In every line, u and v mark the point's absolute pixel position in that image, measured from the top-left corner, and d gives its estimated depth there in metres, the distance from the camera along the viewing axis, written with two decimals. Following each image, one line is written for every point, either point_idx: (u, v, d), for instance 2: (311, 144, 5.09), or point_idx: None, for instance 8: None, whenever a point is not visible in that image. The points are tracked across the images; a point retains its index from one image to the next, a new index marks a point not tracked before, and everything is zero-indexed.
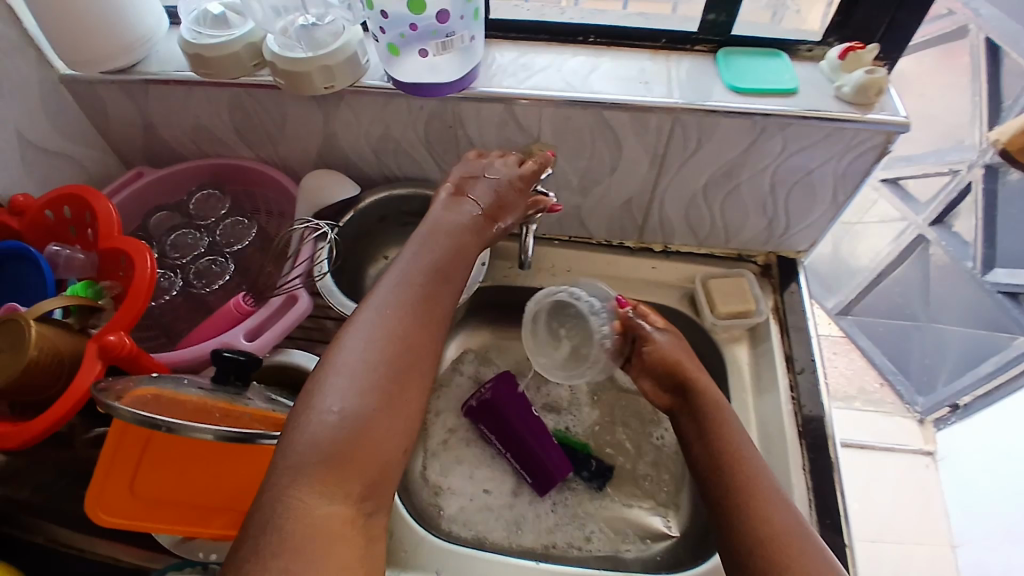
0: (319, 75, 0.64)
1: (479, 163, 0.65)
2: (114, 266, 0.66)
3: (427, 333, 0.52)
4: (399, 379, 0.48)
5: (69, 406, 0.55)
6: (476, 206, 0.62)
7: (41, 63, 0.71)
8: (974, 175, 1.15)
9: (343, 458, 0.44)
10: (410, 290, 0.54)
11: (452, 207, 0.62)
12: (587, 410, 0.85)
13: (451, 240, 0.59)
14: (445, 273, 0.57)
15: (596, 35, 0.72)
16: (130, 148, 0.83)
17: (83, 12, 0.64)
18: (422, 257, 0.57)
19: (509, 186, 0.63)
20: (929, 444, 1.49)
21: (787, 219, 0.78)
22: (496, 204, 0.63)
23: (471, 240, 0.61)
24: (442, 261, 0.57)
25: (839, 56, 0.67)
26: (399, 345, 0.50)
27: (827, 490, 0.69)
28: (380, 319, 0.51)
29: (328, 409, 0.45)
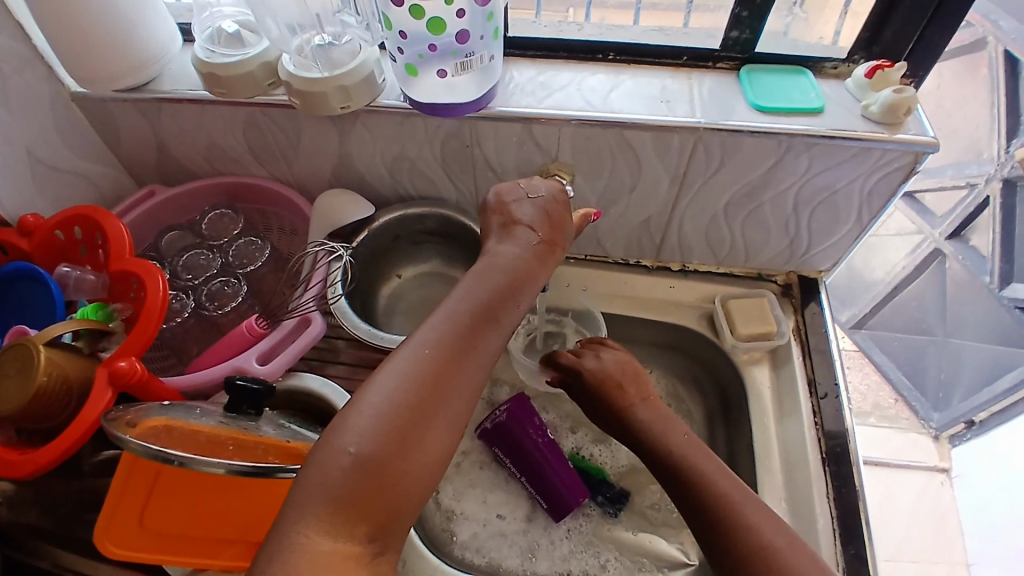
0: (335, 95, 0.63)
1: (518, 184, 0.61)
2: (125, 288, 0.64)
3: (467, 373, 0.48)
4: (422, 422, 0.45)
5: (79, 435, 0.54)
6: (531, 230, 0.58)
7: (52, 80, 0.70)
8: (992, 190, 1.13)
9: (353, 500, 0.42)
10: (456, 328, 0.49)
11: (512, 239, 0.57)
12: (619, 448, 0.83)
13: (507, 271, 0.54)
14: (496, 310, 0.51)
15: (616, 52, 0.71)
16: (142, 165, 0.82)
17: (94, 30, 0.63)
18: (473, 291, 0.52)
19: (553, 203, 0.60)
20: (944, 461, 1.46)
21: (809, 239, 0.76)
22: (549, 224, 0.59)
23: (530, 270, 0.56)
24: (493, 298, 0.52)
25: (867, 74, 0.65)
26: (429, 387, 0.46)
27: (852, 521, 0.67)
28: (417, 356, 0.47)
29: (344, 448, 0.43)
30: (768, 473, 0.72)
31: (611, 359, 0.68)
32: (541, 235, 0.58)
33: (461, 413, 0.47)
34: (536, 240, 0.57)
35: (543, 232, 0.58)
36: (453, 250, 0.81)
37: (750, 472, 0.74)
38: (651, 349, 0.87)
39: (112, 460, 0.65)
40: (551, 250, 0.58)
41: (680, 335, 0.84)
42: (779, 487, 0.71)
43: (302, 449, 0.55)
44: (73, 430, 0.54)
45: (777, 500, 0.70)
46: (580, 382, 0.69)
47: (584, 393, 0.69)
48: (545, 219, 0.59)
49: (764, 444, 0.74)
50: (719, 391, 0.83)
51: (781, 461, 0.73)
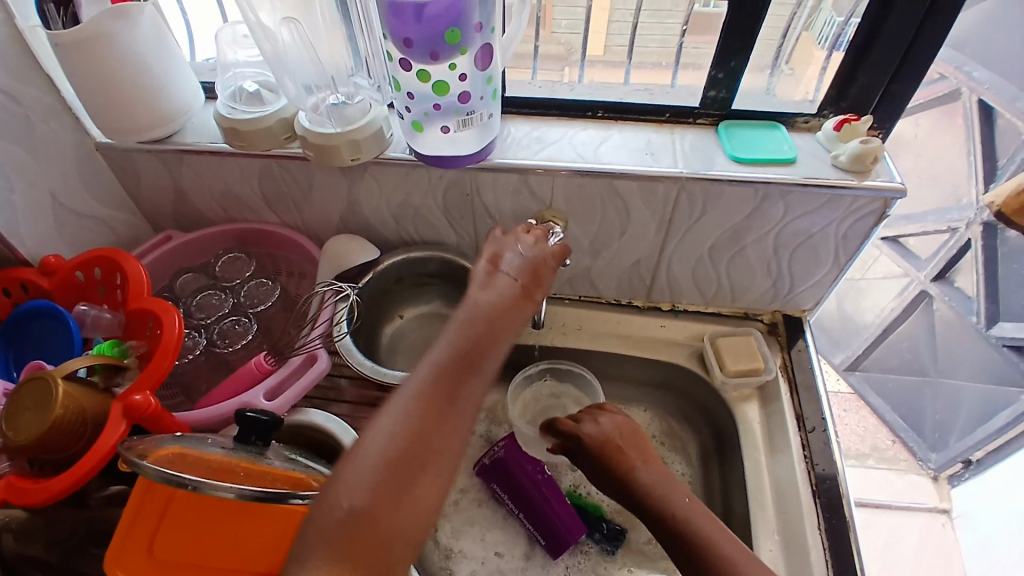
0: (347, 148, 0.69)
1: (505, 240, 0.64)
2: (141, 325, 0.68)
3: (451, 426, 0.49)
4: (409, 476, 0.46)
5: (93, 464, 0.57)
6: (511, 277, 0.59)
7: (80, 131, 0.76)
8: (973, 233, 1.18)
9: (349, 558, 0.43)
10: (436, 380, 0.50)
11: (494, 284, 0.58)
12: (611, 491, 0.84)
13: (487, 319, 0.55)
14: (474, 358, 0.53)
15: (605, 110, 0.77)
16: (160, 212, 0.87)
17: (124, 86, 0.69)
18: (454, 341, 0.53)
19: (538, 255, 0.63)
20: (944, 502, 1.45)
21: (791, 279, 0.81)
22: (531, 274, 0.61)
23: (510, 316, 0.56)
24: (470, 345, 0.53)
25: (835, 128, 0.71)
26: (415, 440, 0.47)
27: (844, 553, 0.69)
28: (401, 411, 0.48)
29: (337, 506, 0.45)
30: (761, 509, 0.74)
31: (609, 423, 0.68)
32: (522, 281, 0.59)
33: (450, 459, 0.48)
34: (517, 288, 0.59)
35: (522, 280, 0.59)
36: (453, 291, 0.85)
37: (743, 507, 0.76)
38: (644, 387, 0.90)
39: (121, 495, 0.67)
40: (530, 293, 0.59)
41: (672, 373, 0.86)
42: (772, 523, 0.73)
43: (308, 480, 0.57)
44: (88, 459, 0.57)
45: (769, 533, 0.72)
46: (581, 449, 0.68)
47: (586, 460, 0.67)
48: (526, 267, 0.61)
49: (755, 479, 0.76)
50: (713, 430, 0.85)
51: (773, 495, 0.75)
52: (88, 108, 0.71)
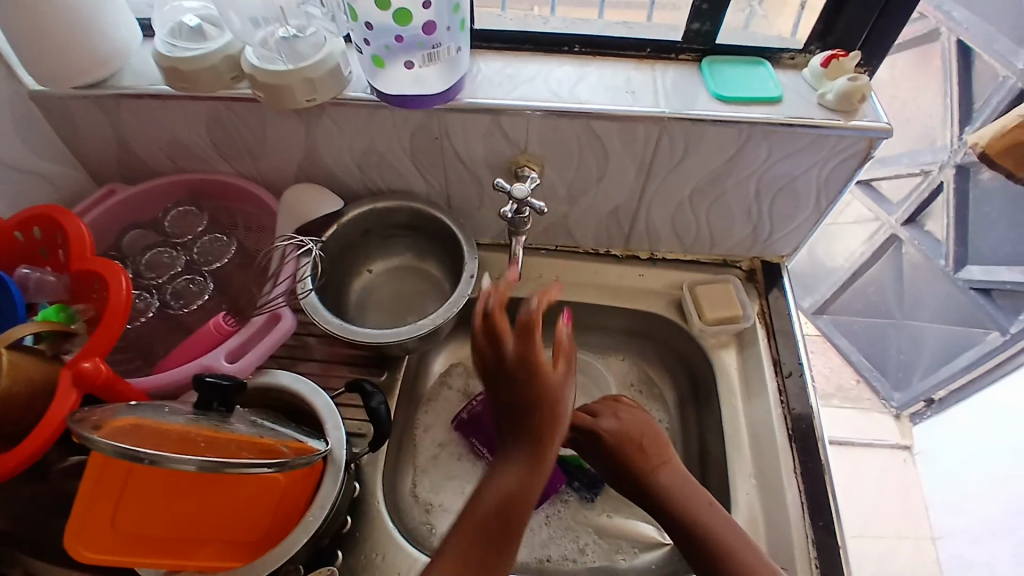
0: (301, 88, 0.63)
1: (496, 359, 0.58)
2: (88, 288, 0.62)
3: (500, 552, 0.52)
4: None
5: (45, 439, 0.52)
6: (523, 395, 0.57)
7: (12, 81, 0.68)
8: (946, 176, 1.17)
9: None
10: (464, 556, 0.51)
11: (525, 437, 0.56)
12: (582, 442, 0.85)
13: (504, 489, 0.54)
14: (516, 510, 0.54)
15: (581, 44, 0.72)
16: (102, 165, 0.80)
17: (58, 31, 0.61)
18: (486, 507, 0.54)
19: (535, 393, 0.56)
20: (906, 439, 1.52)
21: (772, 224, 0.78)
22: (535, 438, 0.56)
23: (526, 490, 0.55)
24: (507, 515, 0.53)
25: (822, 65, 0.67)
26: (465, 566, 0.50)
27: (819, 495, 0.69)
28: (444, 561, 0.51)
29: None
30: (738, 453, 0.74)
31: (630, 419, 0.68)
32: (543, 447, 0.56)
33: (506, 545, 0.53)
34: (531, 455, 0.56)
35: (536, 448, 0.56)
36: (424, 243, 0.81)
37: (720, 453, 0.76)
38: (621, 336, 0.89)
39: (79, 466, 0.63)
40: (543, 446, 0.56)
41: (650, 322, 0.85)
42: (749, 467, 0.73)
43: (278, 446, 0.54)
44: (36, 436, 0.52)
45: (746, 478, 0.72)
46: (601, 448, 0.67)
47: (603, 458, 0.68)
48: (546, 402, 0.56)
49: (733, 426, 0.76)
50: (688, 375, 0.85)
51: (750, 440, 0.75)
52: (16, 52, 0.63)
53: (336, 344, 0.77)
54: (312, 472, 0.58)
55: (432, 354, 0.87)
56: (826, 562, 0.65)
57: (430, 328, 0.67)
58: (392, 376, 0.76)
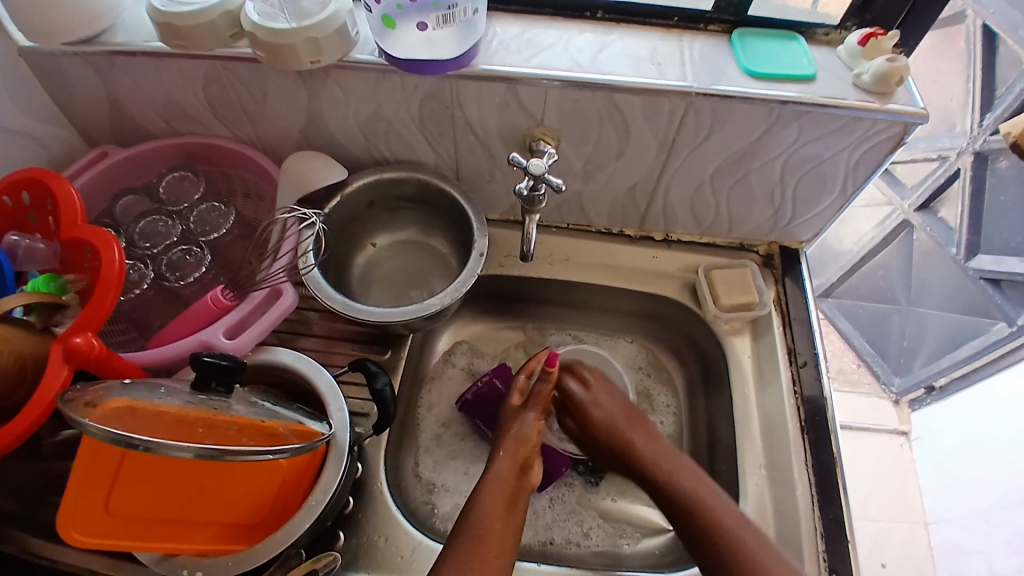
0: (305, 49, 0.59)
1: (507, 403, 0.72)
2: (79, 257, 0.58)
3: (499, 534, 0.59)
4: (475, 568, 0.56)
5: (37, 416, 0.50)
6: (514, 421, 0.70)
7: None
8: (964, 162, 1.12)
9: None
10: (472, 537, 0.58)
11: (510, 453, 0.66)
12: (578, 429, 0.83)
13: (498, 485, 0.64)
14: (510, 514, 0.61)
15: (605, 10, 0.68)
16: (96, 126, 0.75)
17: None
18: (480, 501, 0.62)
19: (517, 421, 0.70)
20: (904, 424, 1.51)
21: (793, 209, 0.75)
22: (516, 444, 0.67)
23: (513, 488, 0.63)
24: (502, 512, 0.61)
25: (860, 42, 0.63)
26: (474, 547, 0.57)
27: (829, 487, 0.68)
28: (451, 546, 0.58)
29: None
30: (748, 441, 0.73)
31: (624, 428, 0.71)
32: (526, 465, 0.67)
33: (508, 542, 0.59)
34: (515, 465, 0.66)
35: (520, 459, 0.66)
36: (431, 217, 0.78)
37: (729, 441, 0.75)
38: (630, 319, 0.87)
39: (74, 441, 0.61)
40: (525, 464, 0.66)
41: (661, 305, 0.83)
42: (759, 456, 0.72)
43: (278, 428, 0.52)
44: (27, 414, 0.50)
45: (757, 468, 0.71)
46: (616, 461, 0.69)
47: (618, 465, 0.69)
48: (527, 435, 0.68)
49: (744, 415, 0.74)
50: (698, 361, 0.83)
51: (761, 429, 0.73)
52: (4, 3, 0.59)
53: (338, 320, 0.74)
54: (313, 458, 0.57)
55: (438, 332, 0.85)
56: (834, 555, 0.65)
57: (436, 308, 0.64)
58: (396, 354, 0.74)
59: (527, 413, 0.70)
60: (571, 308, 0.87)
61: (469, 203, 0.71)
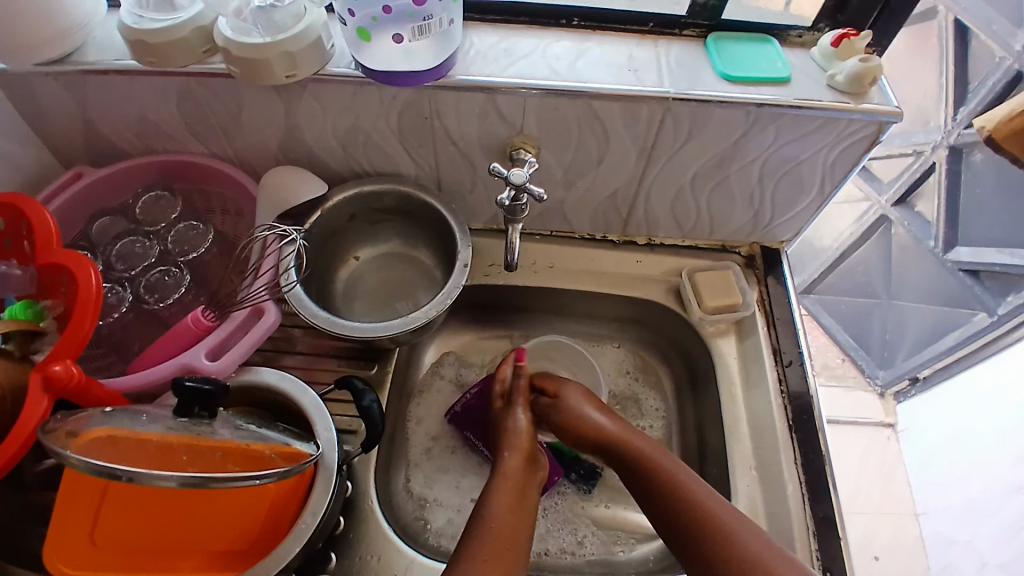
0: (279, 63, 0.58)
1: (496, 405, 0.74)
2: (56, 282, 0.57)
3: (519, 522, 0.60)
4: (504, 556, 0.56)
5: (18, 447, 0.48)
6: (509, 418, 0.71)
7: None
8: (939, 157, 1.14)
9: None
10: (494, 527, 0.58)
11: (513, 448, 0.68)
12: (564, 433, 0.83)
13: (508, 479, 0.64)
14: (523, 506, 0.62)
15: (581, 17, 0.68)
16: (68, 147, 0.74)
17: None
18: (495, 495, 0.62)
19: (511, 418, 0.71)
20: (889, 417, 1.53)
21: (773, 210, 0.76)
22: (517, 438, 0.68)
23: (522, 480, 0.65)
24: (514, 505, 0.61)
25: (832, 44, 0.64)
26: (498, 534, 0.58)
27: (819, 486, 0.68)
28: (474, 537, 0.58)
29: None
30: (737, 443, 0.73)
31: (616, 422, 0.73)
32: (530, 459, 0.68)
33: (527, 531, 0.60)
34: (521, 458, 0.67)
35: (524, 453, 0.67)
36: (413, 229, 0.78)
37: (719, 442, 0.75)
38: (616, 324, 0.87)
39: (54, 471, 0.59)
40: (529, 457, 0.68)
41: (646, 309, 0.83)
42: (749, 457, 0.72)
43: (264, 451, 0.51)
44: (8, 446, 0.48)
45: (746, 469, 0.71)
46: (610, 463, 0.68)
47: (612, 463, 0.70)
48: (524, 430, 0.69)
49: (732, 416, 0.74)
50: (685, 364, 0.83)
51: (750, 429, 0.74)
52: None
53: (322, 337, 0.73)
54: (302, 479, 0.56)
55: (424, 344, 0.84)
56: (827, 554, 0.65)
57: (422, 321, 0.64)
58: (383, 369, 0.73)
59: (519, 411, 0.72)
60: (557, 315, 0.87)
61: (451, 214, 0.71)
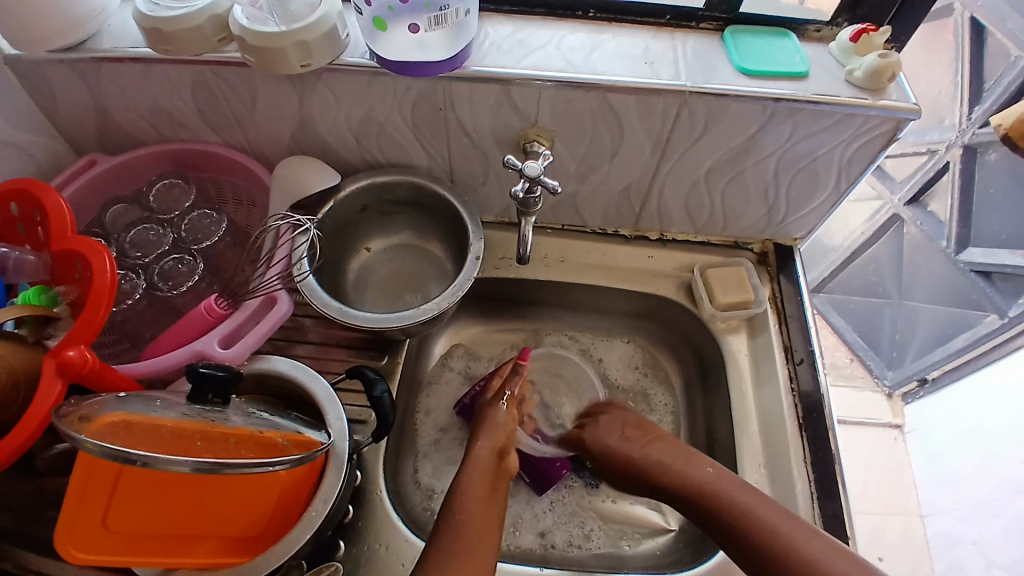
0: (295, 52, 0.58)
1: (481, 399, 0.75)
2: (69, 269, 0.57)
3: (489, 513, 0.61)
4: (473, 544, 0.57)
5: (34, 428, 0.49)
6: (492, 410, 0.72)
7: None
8: (953, 155, 1.13)
9: None
10: (461, 515, 0.59)
11: (488, 439, 0.69)
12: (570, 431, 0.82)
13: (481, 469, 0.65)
14: (493, 494, 0.63)
15: (596, 9, 0.67)
16: (81, 134, 0.74)
17: None
18: (466, 483, 0.63)
19: (490, 412, 0.72)
20: (897, 417, 1.52)
21: (787, 207, 0.76)
22: (493, 431, 0.69)
23: (492, 472, 0.66)
24: (485, 493, 0.62)
25: (851, 39, 0.63)
26: (465, 523, 0.59)
27: (829, 484, 0.68)
28: (442, 525, 0.59)
29: None
30: (747, 439, 0.73)
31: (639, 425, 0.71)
32: (504, 450, 0.69)
33: (495, 518, 0.61)
34: (494, 450, 0.68)
35: (498, 445, 0.68)
36: (426, 222, 0.78)
37: (728, 439, 0.75)
38: (627, 319, 0.86)
39: (68, 456, 0.60)
40: (503, 452, 0.69)
41: (657, 305, 0.83)
42: (758, 454, 0.72)
43: (276, 439, 0.51)
44: (22, 429, 0.48)
45: (756, 465, 0.71)
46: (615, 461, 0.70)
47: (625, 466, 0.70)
48: (501, 421, 0.71)
49: (742, 412, 0.74)
50: (696, 360, 0.83)
51: (760, 426, 0.73)
52: None
53: (333, 327, 0.74)
54: (313, 468, 0.56)
55: (434, 336, 0.84)
56: None
57: (433, 312, 0.64)
58: (393, 360, 0.73)
59: (500, 404, 0.73)
60: (568, 309, 0.86)
61: (464, 204, 0.71)
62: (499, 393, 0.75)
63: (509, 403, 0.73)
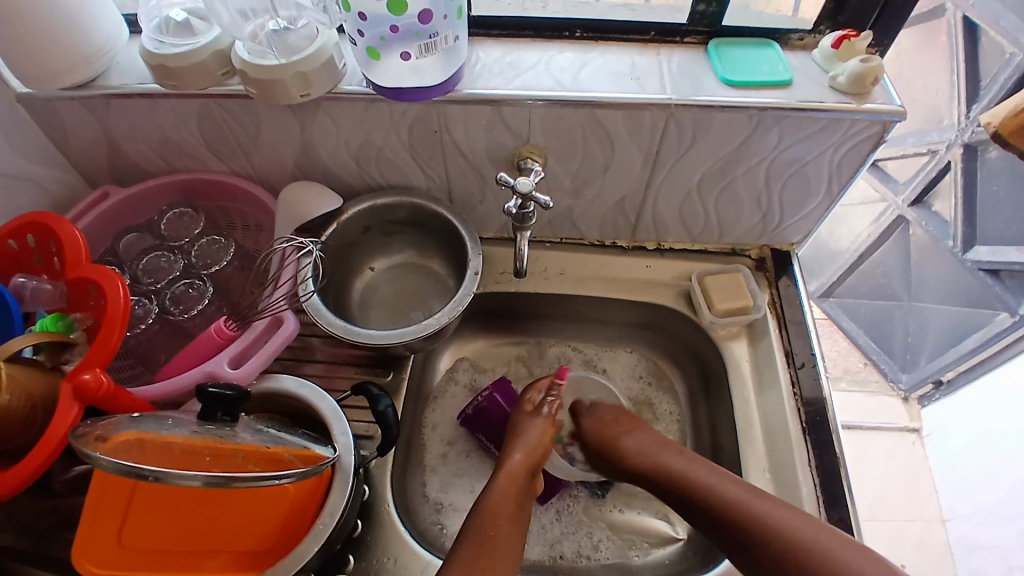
0: (294, 83, 0.61)
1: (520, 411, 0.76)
2: (84, 296, 0.60)
3: (513, 531, 0.62)
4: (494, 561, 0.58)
5: (48, 452, 0.51)
6: (530, 423, 0.73)
7: None
8: (953, 155, 1.13)
9: None
10: (488, 529, 0.60)
11: (522, 454, 0.69)
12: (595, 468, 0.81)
13: (510, 484, 0.66)
14: (518, 511, 0.64)
15: (583, 29, 0.70)
16: (94, 166, 0.77)
17: (37, 31, 0.59)
18: (496, 499, 0.64)
19: (527, 426, 0.73)
20: (915, 421, 1.49)
21: (780, 213, 0.77)
22: (530, 447, 0.70)
23: (522, 488, 0.66)
24: (511, 511, 0.63)
25: (833, 45, 0.65)
26: (490, 542, 0.59)
27: (835, 487, 0.68)
28: (465, 537, 0.60)
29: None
30: (751, 445, 0.73)
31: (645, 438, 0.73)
32: (536, 468, 0.70)
33: (518, 536, 0.62)
34: (526, 466, 0.68)
35: (530, 462, 0.69)
36: (425, 239, 0.80)
37: (732, 445, 0.75)
38: (629, 329, 0.87)
39: (84, 477, 0.62)
40: (534, 469, 0.69)
41: (658, 314, 0.84)
42: (763, 460, 0.72)
43: (284, 454, 0.53)
44: (39, 450, 0.51)
45: (761, 471, 0.71)
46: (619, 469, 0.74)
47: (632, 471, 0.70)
48: (538, 440, 0.71)
49: (745, 418, 0.74)
50: (698, 368, 0.83)
51: (763, 432, 0.73)
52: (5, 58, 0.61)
53: (340, 345, 0.76)
54: (320, 483, 0.58)
55: (439, 352, 0.86)
56: None
57: (435, 327, 0.65)
58: (398, 376, 0.75)
59: (539, 419, 0.74)
60: (569, 321, 0.88)
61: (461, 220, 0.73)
62: (539, 408, 0.75)
63: (547, 421, 0.74)
